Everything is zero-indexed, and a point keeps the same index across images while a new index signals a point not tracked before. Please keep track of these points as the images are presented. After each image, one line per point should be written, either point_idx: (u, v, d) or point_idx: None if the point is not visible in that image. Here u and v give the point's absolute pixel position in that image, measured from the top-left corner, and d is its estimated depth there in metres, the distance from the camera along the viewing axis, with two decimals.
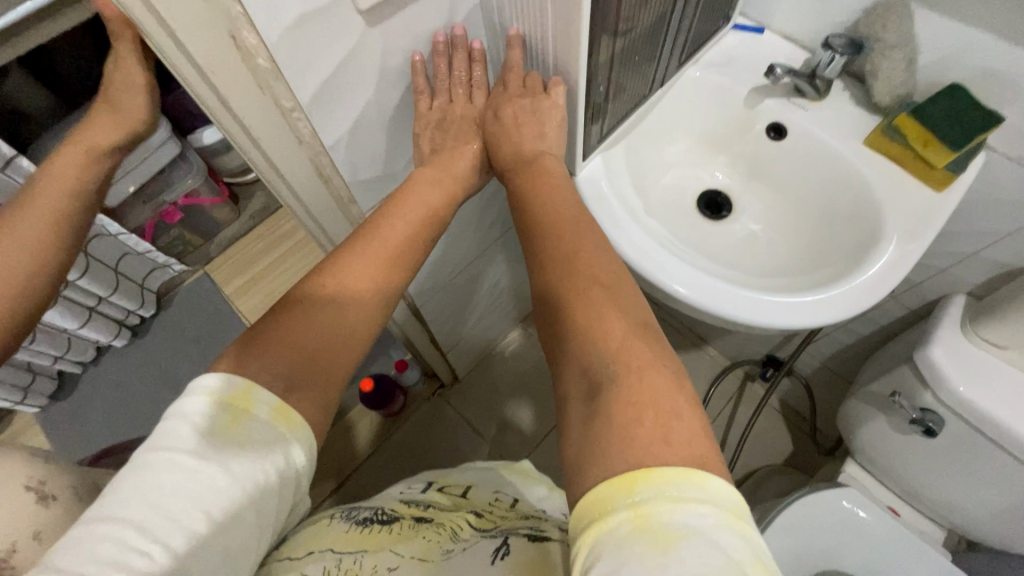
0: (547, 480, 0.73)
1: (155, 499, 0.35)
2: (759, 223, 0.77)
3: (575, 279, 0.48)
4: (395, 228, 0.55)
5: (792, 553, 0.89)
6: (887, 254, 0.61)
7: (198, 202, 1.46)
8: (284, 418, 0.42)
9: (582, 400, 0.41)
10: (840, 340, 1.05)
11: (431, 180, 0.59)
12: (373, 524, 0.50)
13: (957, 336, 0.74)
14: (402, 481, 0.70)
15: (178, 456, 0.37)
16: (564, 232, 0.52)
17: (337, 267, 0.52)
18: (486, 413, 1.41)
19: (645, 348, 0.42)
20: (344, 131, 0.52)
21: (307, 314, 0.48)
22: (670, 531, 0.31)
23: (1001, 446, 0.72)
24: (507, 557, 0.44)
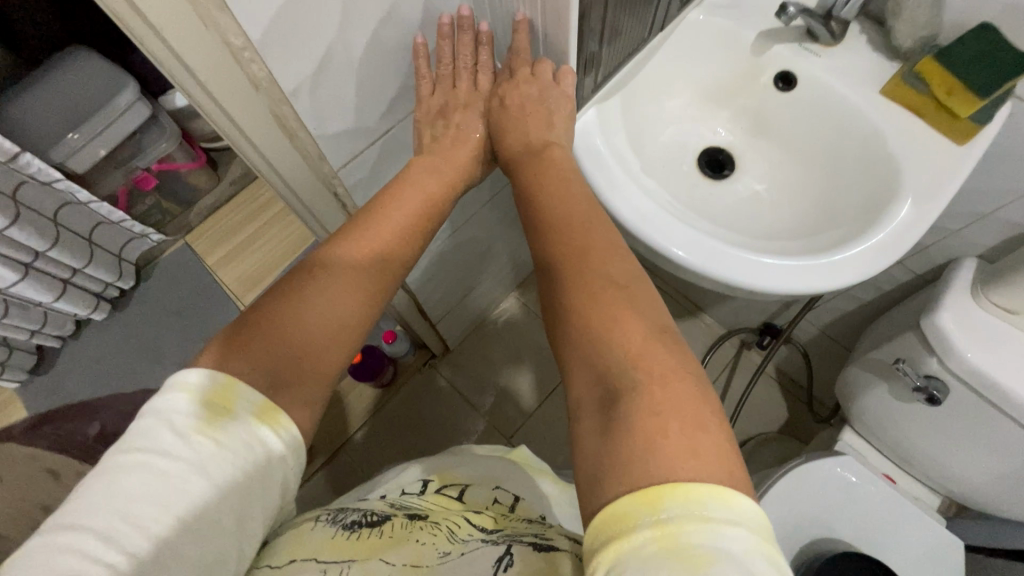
0: (552, 472, 0.70)
1: (122, 505, 0.32)
2: (762, 182, 0.72)
3: (588, 276, 0.45)
4: (389, 220, 0.53)
5: (789, 523, 0.88)
6: (900, 216, 0.57)
7: (172, 167, 1.39)
8: (270, 417, 0.38)
9: (596, 407, 0.38)
10: (841, 306, 1.02)
11: (430, 168, 0.58)
12: (361, 528, 0.49)
13: (968, 301, 0.71)
14: (398, 476, 0.68)
15: (153, 458, 0.34)
16: (572, 224, 0.50)
17: (328, 261, 0.48)
18: (480, 384, 1.38)
19: (665, 351, 0.39)
20: (308, 79, 0.46)
21: (298, 308, 0.44)
22: (700, 554, 0.28)
23: (1006, 413, 0.69)
24: (511, 569, 0.40)
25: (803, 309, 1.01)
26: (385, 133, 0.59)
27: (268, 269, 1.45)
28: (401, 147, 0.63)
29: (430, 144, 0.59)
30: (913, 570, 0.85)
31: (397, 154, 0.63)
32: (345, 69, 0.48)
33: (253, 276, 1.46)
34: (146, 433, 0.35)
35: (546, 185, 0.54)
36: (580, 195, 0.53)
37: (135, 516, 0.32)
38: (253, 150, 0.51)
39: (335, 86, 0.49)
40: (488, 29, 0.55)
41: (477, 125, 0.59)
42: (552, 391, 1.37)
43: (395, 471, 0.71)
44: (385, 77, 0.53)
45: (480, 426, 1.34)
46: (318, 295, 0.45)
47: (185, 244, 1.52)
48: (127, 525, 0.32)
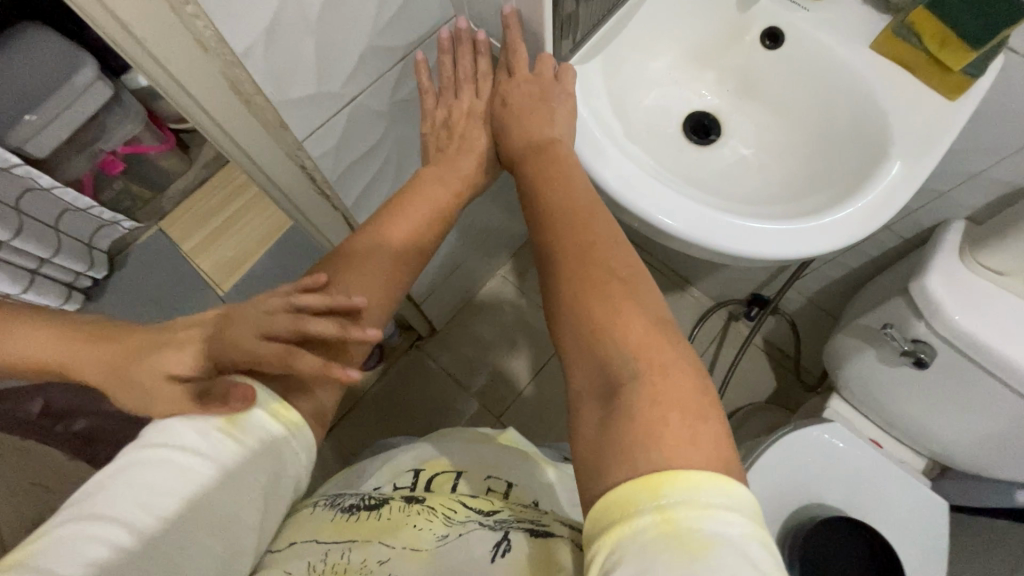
0: (538, 454, 0.67)
1: (145, 498, 0.32)
2: (750, 146, 0.69)
3: (588, 266, 0.43)
4: (398, 228, 0.54)
5: (777, 491, 0.88)
6: (891, 174, 0.55)
7: (139, 150, 1.33)
8: (283, 415, 0.38)
9: (596, 398, 0.37)
10: (829, 274, 1.01)
11: (436, 178, 0.59)
12: (360, 512, 0.48)
13: (956, 263, 0.70)
14: (393, 458, 0.65)
15: (173, 453, 0.34)
16: (570, 217, 0.47)
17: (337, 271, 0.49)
18: (469, 365, 1.37)
19: (669, 345, 0.37)
20: (261, 40, 0.42)
21: None
22: (699, 539, 0.28)
23: (994, 375, 0.69)
24: (506, 555, 0.42)
25: (791, 277, 1.00)
26: (354, 102, 0.55)
27: (248, 253, 1.38)
28: (371, 116, 0.59)
29: (436, 154, 0.61)
30: (897, 531, 0.86)
31: (370, 124, 0.59)
32: (302, 29, 0.44)
33: (234, 260, 1.37)
34: (166, 430, 0.35)
35: (552, 179, 0.51)
36: (575, 180, 0.51)
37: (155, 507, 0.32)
38: (211, 120, 0.47)
39: (292, 48, 0.45)
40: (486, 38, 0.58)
41: (475, 121, 0.60)
42: (542, 371, 1.36)
43: (386, 454, 0.68)
44: (352, 38, 0.49)
45: (471, 407, 1.33)
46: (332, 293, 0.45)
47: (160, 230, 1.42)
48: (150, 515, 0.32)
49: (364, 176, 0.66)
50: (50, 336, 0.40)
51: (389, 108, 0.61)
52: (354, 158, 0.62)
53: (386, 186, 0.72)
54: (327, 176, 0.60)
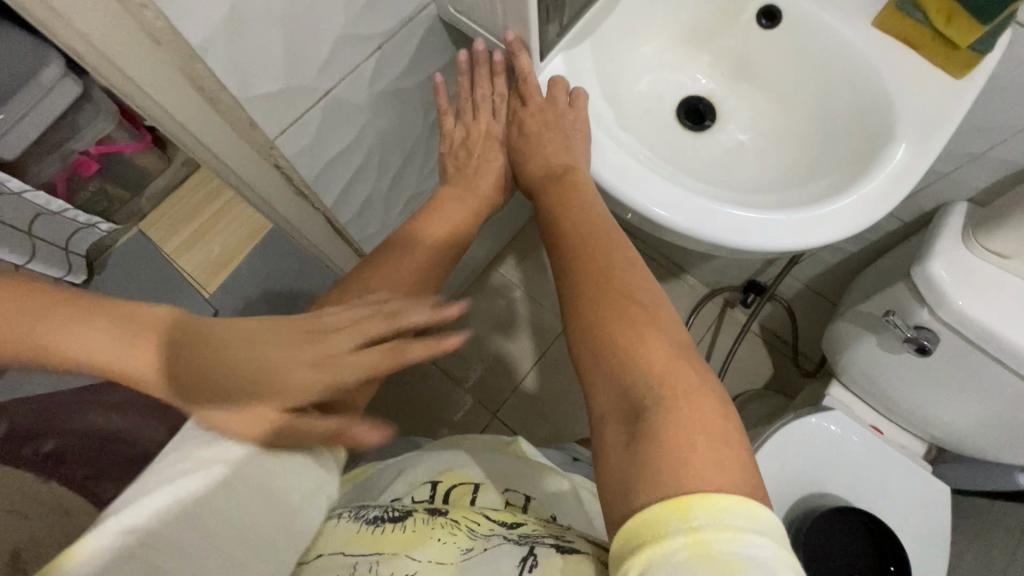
0: (551, 464, 0.65)
1: (197, 514, 0.31)
2: (747, 132, 0.66)
3: (605, 296, 0.45)
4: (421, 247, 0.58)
5: (778, 482, 0.86)
6: (895, 160, 0.53)
7: (114, 150, 1.21)
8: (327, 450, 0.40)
9: (621, 422, 0.38)
10: (827, 260, 1.00)
11: (456, 197, 0.63)
12: (385, 523, 0.47)
13: (960, 248, 0.68)
14: (403, 468, 0.63)
15: (231, 472, 0.33)
16: (586, 252, 0.49)
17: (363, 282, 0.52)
18: (467, 361, 1.34)
19: (691, 370, 0.38)
20: (219, 31, 0.38)
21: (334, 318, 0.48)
22: (730, 561, 0.28)
23: (1000, 361, 0.68)
24: (534, 570, 0.40)
25: (789, 263, 0.98)
26: (329, 96, 0.51)
27: (234, 251, 1.25)
28: (350, 111, 0.55)
29: (455, 174, 0.65)
30: (899, 517, 0.85)
31: (349, 120, 0.56)
32: (264, 19, 0.40)
33: (219, 262, 1.24)
34: (222, 446, 0.33)
35: (571, 209, 0.53)
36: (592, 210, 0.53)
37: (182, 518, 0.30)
38: (169, 114, 0.44)
39: (255, 38, 0.41)
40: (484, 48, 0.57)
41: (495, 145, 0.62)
42: (541, 362, 1.34)
43: (393, 460, 0.65)
44: (323, 27, 0.45)
45: (469, 404, 1.31)
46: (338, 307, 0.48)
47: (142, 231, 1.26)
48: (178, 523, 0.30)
49: (344, 173, 0.62)
50: (103, 339, 0.31)
51: (370, 101, 0.57)
52: (332, 156, 0.58)
53: (368, 182, 0.68)
54: (303, 175, 0.57)
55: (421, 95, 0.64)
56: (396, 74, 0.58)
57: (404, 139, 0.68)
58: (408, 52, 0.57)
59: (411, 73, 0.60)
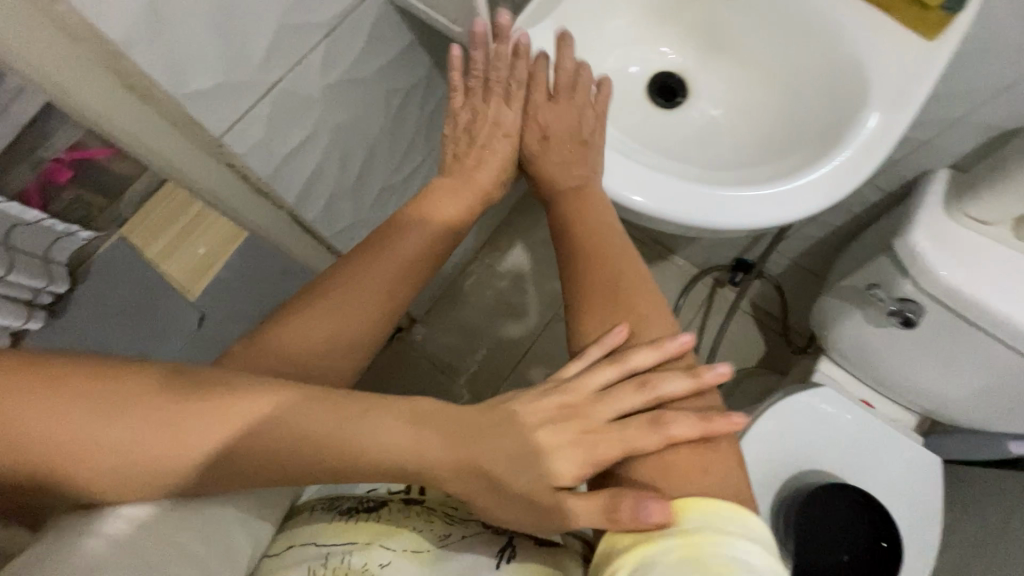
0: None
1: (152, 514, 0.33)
2: (719, 107, 0.64)
3: (605, 297, 0.46)
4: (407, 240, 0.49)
5: (769, 462, 0.86)
6: (867, 128, 0.51)
7: (87, 153, 0.93)
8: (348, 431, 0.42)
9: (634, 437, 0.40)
10: (812, 235, 0.98)
11: (450, 188, 0.54)
12: (360, 512, 0.46)
13: (942, 217, 0.67)
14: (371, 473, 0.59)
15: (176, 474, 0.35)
16: (589, 254, 0.48)
17: (341, 278, 0.46)
18: (459, 351, 1.25)
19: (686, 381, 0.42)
20: (142, 25, 0.36)
21: (307, 316, 0.44)
22: (720, 563, 0.31)
23: (988, 331, 0.66)
24: (513, 561, 0.41)
25: (774, 240, 0.96)
26: (276, 90, 0.49)
27: (221, 247, 1.08)
28: (301, 103, 0.53)
29: None
30: (891, 492, 0.84)
31: (299, 113, 0.53)
32: (191, 10, 0.38)
33: (206, 265, 1.08)
34: None
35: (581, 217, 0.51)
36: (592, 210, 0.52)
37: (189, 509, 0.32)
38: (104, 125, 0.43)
39: (185, 32, 0.39)
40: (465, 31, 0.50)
41: None
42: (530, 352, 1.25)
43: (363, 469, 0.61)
44: (260, 15, 0.43)
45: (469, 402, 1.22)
46: (330, 309, 0.44)
47: (123, 238, 1.04)
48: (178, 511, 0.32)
49: (303, 169, 0.60)
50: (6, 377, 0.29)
51: (322, 93, 0.54)
52: (285, 152, 0.56)
53: (331, 178, 0.66)
54: (259, 173, 0.55)
55: (378, 83, 0.62)
56: (348, 63, 0.55)
57: (365, 131, 0.65)
58: (359, 39, 0.54)
59: (366, 61, 0.57)
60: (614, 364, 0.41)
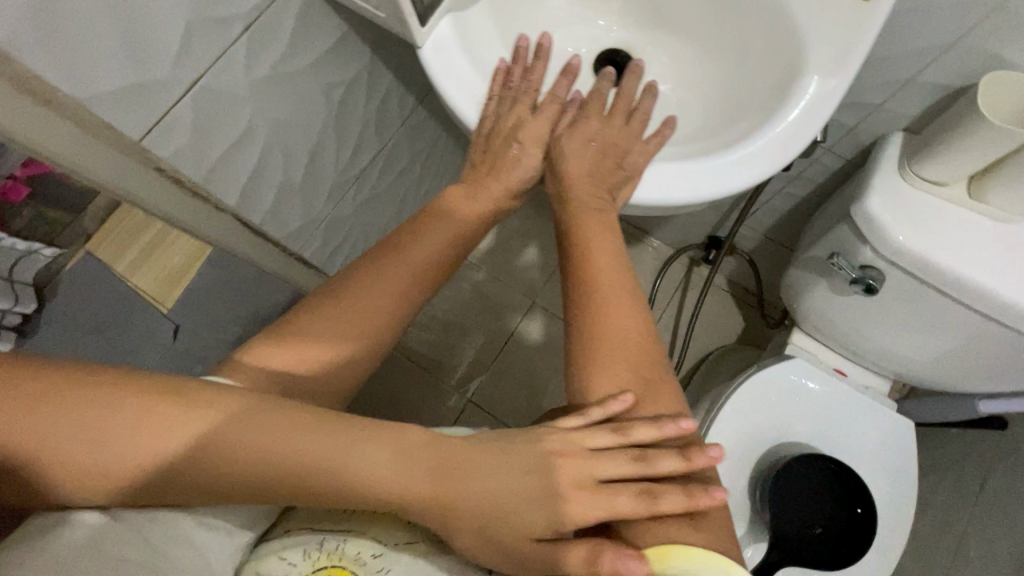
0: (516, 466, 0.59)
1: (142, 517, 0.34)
2: (666, 82, 0.63)
3: (609, 346, 0.45)
4: (421, 243, 0.52)
5: (746, 436, 0.85)
6: (808, 93, 0.50)
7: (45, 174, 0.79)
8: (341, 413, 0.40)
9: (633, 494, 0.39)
10: (778, 207, 0.97)
11: (464, 195, 0.57)
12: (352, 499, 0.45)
13: (896, 180, 0.66)
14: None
15: None
16: (595, 299, 0.48)
17: (356, 284, 0.48)
18: (453, 345, 1.21)
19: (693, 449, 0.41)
20: (24, 27, 0.34)
21: (324, 314, 0.45)
22: None
23: (947, 293, 0.66)
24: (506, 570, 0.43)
25: (740, 215, 0.95)
26: (197, 88, 0.47)
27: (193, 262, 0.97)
28: (227, 100, 0.51)
29: None
30: (869, 457, 0.84)
31: (226, 111, 0.52)
32: (84, 5, 0.37)
33: (179, 277, 0.98)
34: None
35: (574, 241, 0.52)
36: (597, 257, 0.51)
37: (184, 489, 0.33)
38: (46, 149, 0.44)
39: (79, 27, 0.37)
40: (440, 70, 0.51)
41: None
42: (526, 345, 1.22)
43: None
44: (166, 9, 0.41)
45: (461, 401, 1.18)
46: (341, 312, 0.46)
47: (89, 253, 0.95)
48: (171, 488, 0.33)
49: (240, 169, 0.59)
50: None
51: (249, 90, 0.53)
52: (216, 153, 0.54)
53: (275, 177, 0.64)
54: (193, 177, 0.53)
55: (313, 77, 0.60)
56: (277, 57, 0.54)
57: (305, 126, 0.64)
58: (285, 32, 0.53)
59: (296, 54, 0.56)
60: (613, 431, 0.41)
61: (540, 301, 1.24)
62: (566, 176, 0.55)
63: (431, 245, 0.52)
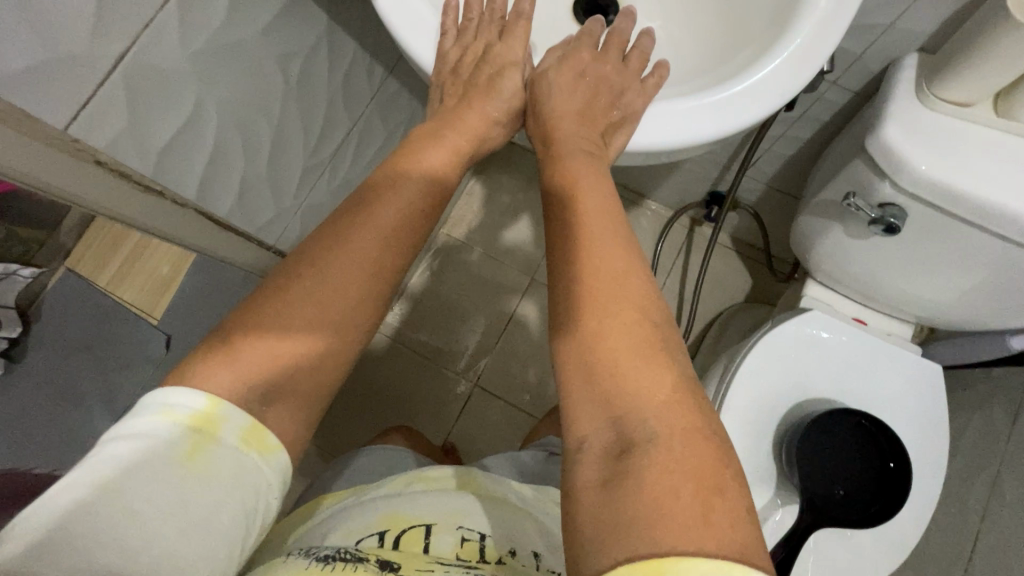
0: (516, 502, 0.53)
1: (130, 510, 0.30)
2: (652, 19, 0.58)
3: (607, 297, 0.39)
4: (387, 203, 0.46)
5: (767, 397, 0.80)
6: (816, 7, 0.45)
7: None
8: (256, 440, 0.35)
9: (614, 459, 0.34)
10: (781, 153, 0.92)
11: (431, 137, 0.51)
12: (337, 561, 0.39)
13: (914, 105, 0.61)
14: (339, 522, 0.48)
15: (132, 468, 0.31)
16: (585, 244, 0.42)
17: (318, 257, 0.42)
18: (451, 328, 1.17)
19: (692, 406, 0.35)
20: None
21: (289, 297, 0.40)
22: None
23: (975, 224, 0.61)
24: None
25: (742, 163, 0.89)
26: (126, 63, 0.42)
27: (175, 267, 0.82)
28: (166, 77, 0.46)
29: None
30: (896, 407, 0.80)
31: (167, 90, 0.47)
32: None
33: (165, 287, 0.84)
34: (118, 460, 0.31)
35: (560, 194, 0.46)
36: (587, 204, 0.44)
37: (68, 546, 0.28)
38: None
39: None
40: (400, 17, 0.46)
41: None
42: (525, 322, 1.17)
43: (341, 510, 0.50)
44: None
45: (468, 387, 1.14)
46: (308, 293, 0.41)
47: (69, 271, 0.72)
48: (66, 534, 0.28)
49: (193, 156, 0.53)
50: None
51: (191, 65, 0.48)
52: (162, 139, 0.49)
53: (235, 163, 0.59)
54: (138, 169, 0.48)
55: (265, 47, 0.55)
56: (219, 23, 0.48)
57: (261, 103, 0.58)
58: None
59: (240, 20, 0.50)
60: (597, 397, 0.37)
61: (535, 276, 1.19)
62: (551, 126, 0.50)
63: (404, 211, 0.46)
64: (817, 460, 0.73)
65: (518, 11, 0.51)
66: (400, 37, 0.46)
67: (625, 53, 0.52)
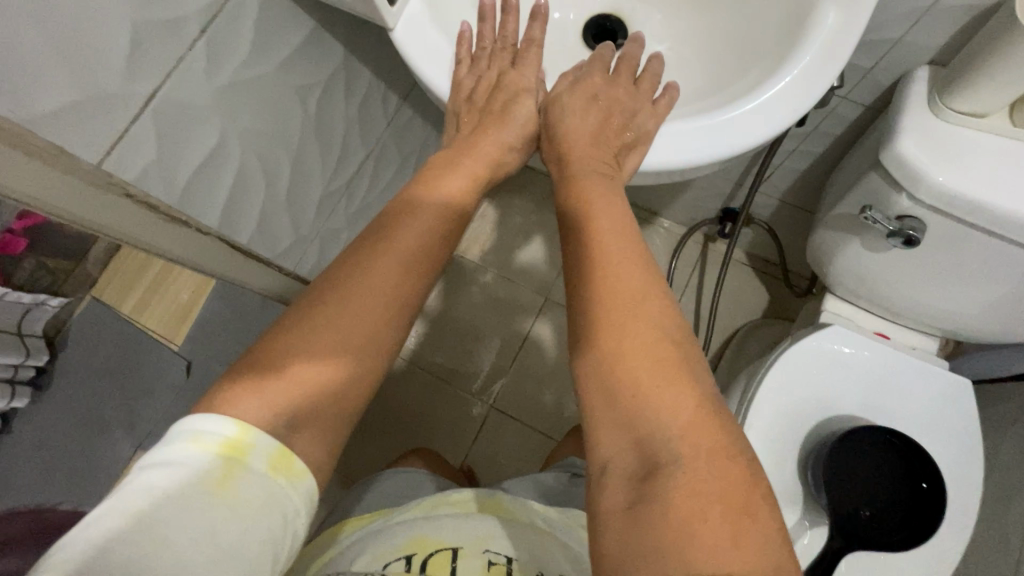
0: (541, 524, 0.52)
1: (166, 536, 0.31)
2: (663, 41, 0.59)
3: (628, 316, 0.39)
4: (407, 228, 0.46)
5: (791, 416, 0.79)
6: (826, 24, 0.45)
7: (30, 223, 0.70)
8: (284, 466, 0.35)
9: (639, 481, 0.34)
10: (793, 168, 0.92)
11: (448, 161, 0.52)
12: None
13: (927, 116, 0.61)
14: (364, 549, 0.47)
15: (167, 495, 0.32)
16: (603, 262, 0.42)
17: (341, 283, 0.43)
18: (467, 350, 1.17)
19: (717, 424, 0.35)
20: None
21: (313, 324, 0.41)
22: None
23: (996, 234, 0.60)
24: None
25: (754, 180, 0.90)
26: (156, 100, 0.44)
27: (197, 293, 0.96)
28: (193, 112, 0.48)
29: None
30: (926, 423, 0.78)
31: (193, 124, 0.49)
32: (7, 13, 0.33)
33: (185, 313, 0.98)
34: (152, 489, 0.32)
35: (576, 214, 0.47)
36: (603, 224, 0.45)
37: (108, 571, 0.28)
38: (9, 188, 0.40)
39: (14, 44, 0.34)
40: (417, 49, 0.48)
41: None
42: (541, 343, 1.17)
43: (364, 536, 0.50)
44: (109, 15, 0.38)
45: (485, 410, 1.14)
46: (331, 318, 0.41)
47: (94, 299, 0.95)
48: (101, 559, 0.29)
49: (217, 188, 0.55)
50: None
51: (216, 99, 0.50)
52: (188, 171, 0.51)
53: (256, 193, 0.61)
54: (165, 200, 0.50)
55: (285, 80, 0.57)
56: (243, 59, 0.51)
57: (282, 134, 0.60)
58: (247, 33, 0.50)
59: (263, 54, 0.53)
60: (620, 418, 0.36)
61: (551, 296, 1.19)
62: (566, 147, 0.51)
63: (422, 234, 0.47)
64: (848, 481, 0.70)
65: (530, 37, 0.53)
66: (417, 68, 0.48)
67: (636, 75, 0.53)
